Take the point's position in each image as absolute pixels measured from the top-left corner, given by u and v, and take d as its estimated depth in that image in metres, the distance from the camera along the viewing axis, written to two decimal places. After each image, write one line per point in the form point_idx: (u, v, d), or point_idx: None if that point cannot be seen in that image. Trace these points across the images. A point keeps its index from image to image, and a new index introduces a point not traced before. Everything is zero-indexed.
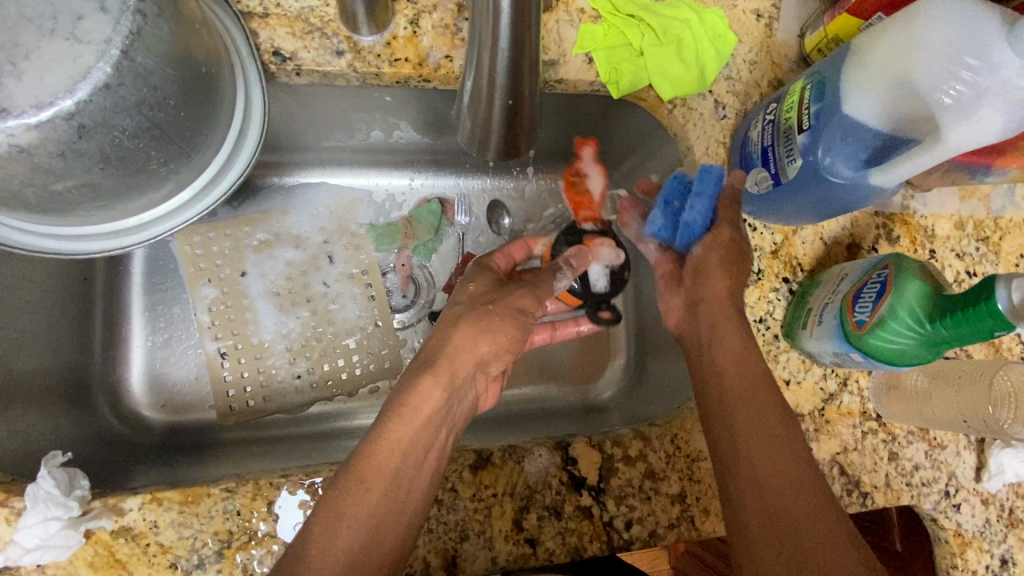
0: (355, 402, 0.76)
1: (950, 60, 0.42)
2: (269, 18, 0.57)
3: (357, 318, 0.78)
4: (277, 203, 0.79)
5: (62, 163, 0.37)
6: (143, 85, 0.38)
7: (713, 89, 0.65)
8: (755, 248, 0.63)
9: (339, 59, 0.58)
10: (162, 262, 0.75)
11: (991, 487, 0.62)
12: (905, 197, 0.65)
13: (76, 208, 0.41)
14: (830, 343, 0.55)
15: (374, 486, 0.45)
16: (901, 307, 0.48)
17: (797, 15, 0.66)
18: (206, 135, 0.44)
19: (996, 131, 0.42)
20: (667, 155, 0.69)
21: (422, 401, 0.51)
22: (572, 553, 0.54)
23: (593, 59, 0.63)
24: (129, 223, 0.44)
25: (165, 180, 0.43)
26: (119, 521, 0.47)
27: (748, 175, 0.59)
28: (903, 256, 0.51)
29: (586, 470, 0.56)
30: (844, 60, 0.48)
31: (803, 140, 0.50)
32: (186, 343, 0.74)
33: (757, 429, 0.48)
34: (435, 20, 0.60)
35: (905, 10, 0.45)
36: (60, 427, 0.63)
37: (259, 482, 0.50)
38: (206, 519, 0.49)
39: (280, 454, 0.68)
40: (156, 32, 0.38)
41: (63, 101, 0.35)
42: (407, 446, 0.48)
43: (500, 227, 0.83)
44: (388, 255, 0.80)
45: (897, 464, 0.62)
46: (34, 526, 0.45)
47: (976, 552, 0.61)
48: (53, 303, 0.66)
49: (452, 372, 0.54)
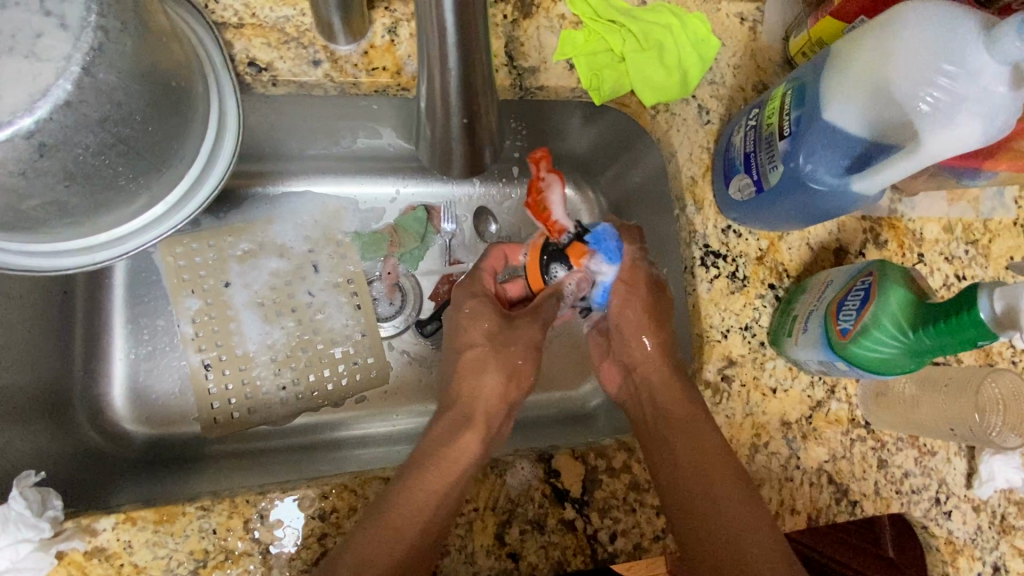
0: (341, 413, 0.76)
1: (928, 66, 0.41)
2: (245, 28, 0.56)
3: (343, 328, 0.77)
4: (261, 212, 0.78)
5: (23, 181, 0.37)
6: (107, 101, 0.37)
7: (696, 94, 0.64)
8: (740, 255, 0.62)
9: (316, 69, 0.57)
10: (145, 274, 0.75)
11: (982, 493, 0.62)
12: (892, 201, 0.65)
13: (41, 224, 0.40)
14: (814, 351, 0.55)
15: (402, 506, 0.50)
16: (884, 316, 0.47)
17: (781, 18, 0.66)
18: (176, 149, 0.44)
19: (977, 138, 0.41)
20: (651, 161, 0.69)
21: (458, 448, 0.57)
22: (555, 568, 0.53)
23: (575, 66, 0.62)
24: (101, 239, 0.44)
25: (134, 195, 0.43)
26: (92, 542, 0.47)
27: (731, 181, 0.59)
28: (887, 263, 0.50)
29: (569, 483, 0.55)
30: (825, 64, 0.48)
31: (783, 147, 0.50)
32: (169, 355, 0.74)
33: (713, 470, 0.54)
34: (413, 28, 0.59)
35: (885, 14, 0.44)
36: (40, 443, 0.62)
37: (236, 500, 0.49)
38: (181, 538, 0.48)
39: (263, 468, 0.68)
40: (120, 47, 0.37)
41: (21, 120, 0.34)
42: (447, 469, 0.55)
43: (486, 234, 0.82)
44: (374, 263, 0.80)
45: (886, 472, 0.61)
46: (5, 549, 0.44)
47: (967, 560, 0.60)
48: (33, 318, 0.65)
49: (484, 424, 0.61)
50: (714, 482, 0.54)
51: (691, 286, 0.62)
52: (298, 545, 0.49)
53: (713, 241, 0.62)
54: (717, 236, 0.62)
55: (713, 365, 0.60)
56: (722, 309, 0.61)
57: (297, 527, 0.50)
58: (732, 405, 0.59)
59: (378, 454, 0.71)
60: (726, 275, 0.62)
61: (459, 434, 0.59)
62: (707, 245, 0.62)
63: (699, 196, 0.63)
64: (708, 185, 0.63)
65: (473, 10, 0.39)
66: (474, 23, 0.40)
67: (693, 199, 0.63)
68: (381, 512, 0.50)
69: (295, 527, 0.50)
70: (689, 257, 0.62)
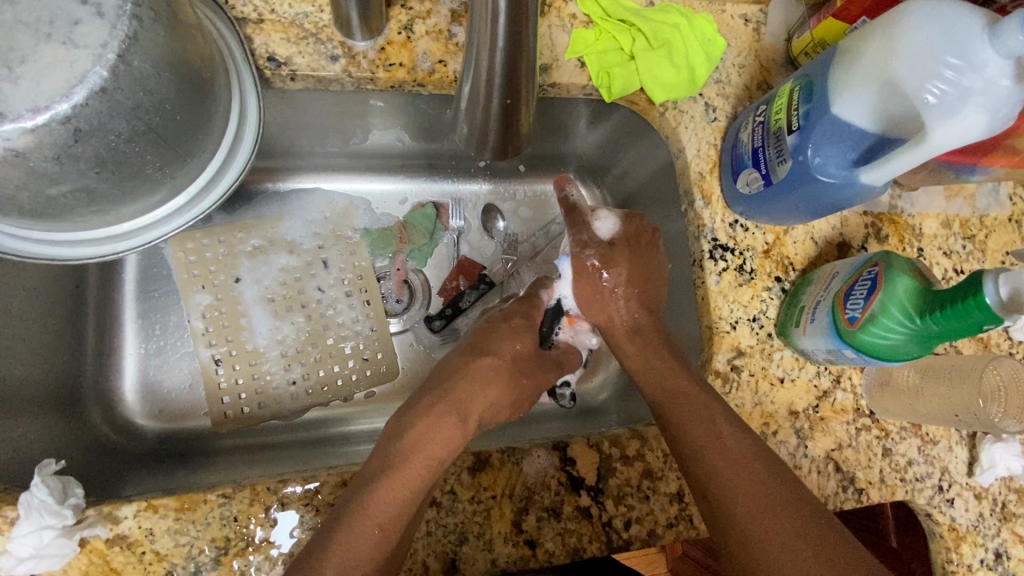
0: (351, 408, 0.76)
1: (934, 59, 0.43)
2: (264, 24, 0.57)
3: (353, 324, 0.77)
4: (271, 209, 0.79)
5: (57, 167, 0.37)
6: (139, 88, 0.38)
7: (703, 92, 0.66)
8: (747, 248, 0.64)
9: (333, 64, 0.58)
10: (155, 269, 0.75)
11: (983, 481, 0.63)
12: (892, 196, 0.66)
13: (70, 212, 0.40)
14: (823, 340, 0.56)
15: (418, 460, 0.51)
16: (892, 303, 0.49)
17: (783, 20, 0.68)
18: (202, 139, 0.44)
19: (981, 130, 0.43)
20: (659, 157, 0.70)
21: (442, 436, 0.54)
22: (571, 555, 0.54)
23: (585, 64, 0.64)
24: (123, 228, 0.44)
25: (160, 185, 0.43)
26: (114, 529, 0.47)
27: (740, 176, 0.60)
28: (893, 253, 0.52)
29: (584, 471, 0.56)
30: (833, 60, 0.49)
31: (792, 141, 0.51)
32: (180, 350, 0.74)
33: (725, 446, 0.53)
34: (429, 25, 0.61)
35: (890, 11, 0.46)
36: (52, 436, 0.62)
37: (256, 488, 0.50)
38: (203, 526, 0.48)
39: (278, 461, 0.68)
40: (152, 36, 0.38)
41: (59, 105, 0.35)
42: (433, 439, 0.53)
43: (494, 231, 0.83)
44: (383, 260, 0.80)
45: (891, 460, 0.62)
46: (29, 535, 0.45)
47: (970, 546, 0.62)
48: (45, 311, 0.65)
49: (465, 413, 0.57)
50: (724, 450, 0.52)
51: (700, 278, 0.63)
52: None
53: (721, 235, 0.64)
54: (725, 230, 0.64)
55: (722, 356, 0.61)
56: (731, 301, 0.62)
57: (316, 514, 0.50)
58: (741, 394, 0.61)
59: None
60: (733, 268, 0.63)
61: (443, 419, 0.55)
62: (715, 239, 0.63)
63: (707, 191, 0.64)
64: (715, 181, 0.64)
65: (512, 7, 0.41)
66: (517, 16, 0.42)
67: (701, 194, 0.64)
68: (363, 504, 0.47)
69: (314, 515, 0.50)
70: (698, 251, 0.63)
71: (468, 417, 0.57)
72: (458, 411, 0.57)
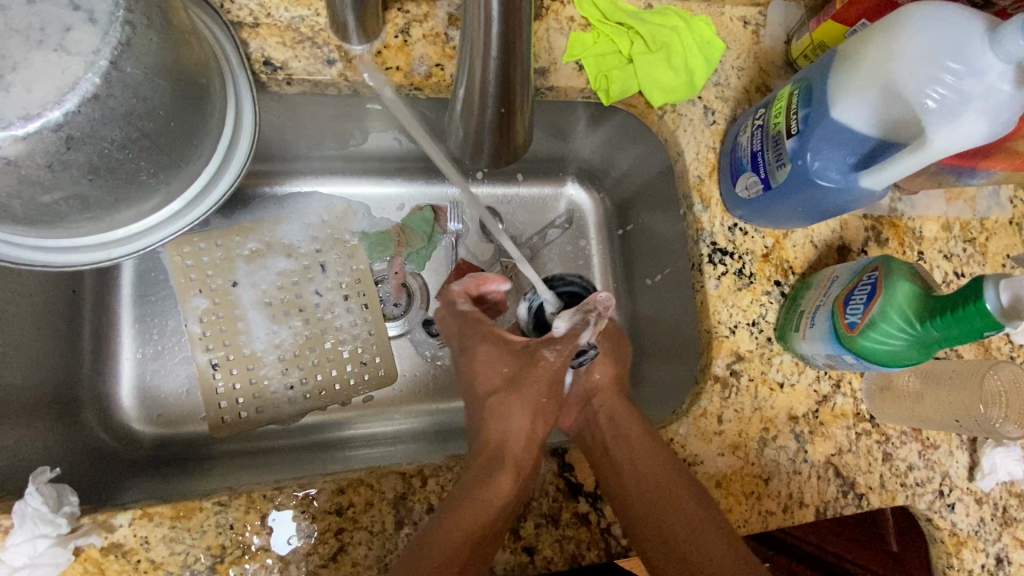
0: (350, 412, 0.76)
1: (933, 64, 0.42)
2: (260, 28, 0.57)
3: (351, 328, 0.77)
4: (269, 213, 0.78)
5: (50, 174, 0.37)
6: (133, 95, 0.38)
7: (702, 95, 0.65)
8: (746, 252, 0.63)
9: (330, 68, 0.58)
10: (152, 273, 0.75)
11: (984, 486, 0.63)
12: (893, 200, 0.66)
13: (63, 219, 0.40)
14: (822, 345, 0.56)
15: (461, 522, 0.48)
16: (891, 309, 0.49)
17: (782, 22, 0.67)
18: (196, 145, 0.44)
19: (982, 134, 0.43)
20: (658, 160, 0.70)
21: (490, 494, 0.50)
22: (569, 562, 0.53)
23: (583, 66, 0.64)
24: (117, 235, 0.43)
25: (154, 190, 0.42)
26: (109, 538, 0.47)
27: (739, 179, 0.60)
28: (892, 258, 0.51)
29: (582, 477, 0.56)
30: (831, 64, 0.49)
31: (791, 145, 0.51)
32: (177, 355, 0.74)
33: (658, 482, 0.52)
34: (426, 29, 0.60)
35: (890, 15, 0.46)
36: (47, 442, 0.62)
37: (252, 495, 0.49)
38: (198, 534, 0.48)
39: (275, 465, 0.68)
40: (146, 43, 0.38)
41: (50, 112, 0.35)
42: (473, 500, 0.49)
43: (493, 234, 0.82)
44: (381, 263, 0.80)
45: (891, 465, 0.62)
46: (23, 544, 0.45)
47: (971, 551, 0.61)
48: (41, 316, 0.65)
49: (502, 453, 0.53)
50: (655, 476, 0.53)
51: (699, 282, 0.63)
52: (315, 541, 0.49)
53: (720, 238, 0.63)
54: (723, 234, 0.63)
55: (722, 361, 0.61)
56: (730, 305, 0.62)
57: (312, 522, 0.50)
58: (741, 399, 0.60)
59: (390, 451, 0.72)
60: (733, 272, 0.63)
61: (492, 475, 0.51)
62: (714, 242, 0.63)
63: (706, 194, 0.64)
64: (714, 185, 0.64)
65: (505, 12, 0.41)
66: (508, 19, 0.41)
67: (700, 198, 0.64)
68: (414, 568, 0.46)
69: (310, 523, 0.50)
70: (697, 254, 0.63)
71: (507, 461, 0.53)
72: (495, 463, 0.52)
